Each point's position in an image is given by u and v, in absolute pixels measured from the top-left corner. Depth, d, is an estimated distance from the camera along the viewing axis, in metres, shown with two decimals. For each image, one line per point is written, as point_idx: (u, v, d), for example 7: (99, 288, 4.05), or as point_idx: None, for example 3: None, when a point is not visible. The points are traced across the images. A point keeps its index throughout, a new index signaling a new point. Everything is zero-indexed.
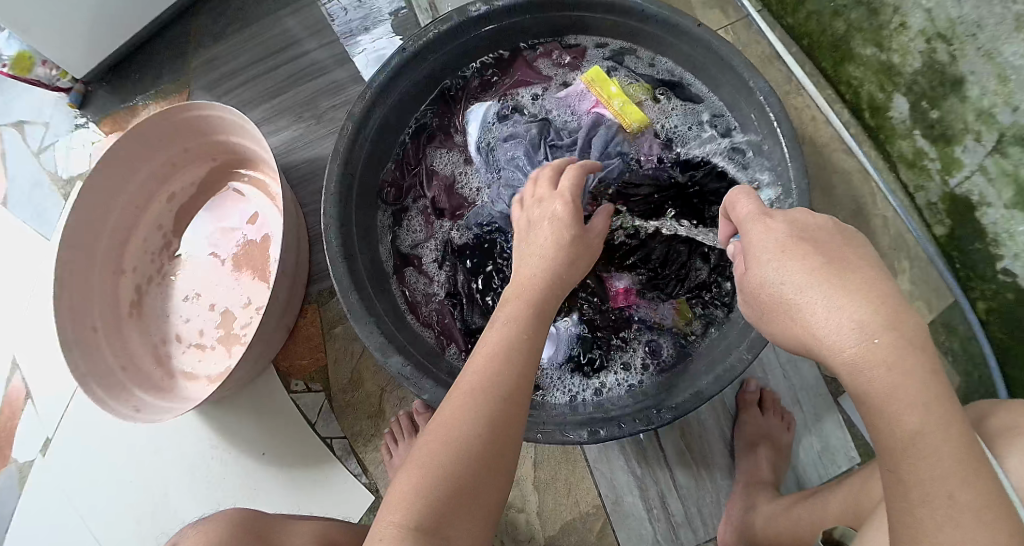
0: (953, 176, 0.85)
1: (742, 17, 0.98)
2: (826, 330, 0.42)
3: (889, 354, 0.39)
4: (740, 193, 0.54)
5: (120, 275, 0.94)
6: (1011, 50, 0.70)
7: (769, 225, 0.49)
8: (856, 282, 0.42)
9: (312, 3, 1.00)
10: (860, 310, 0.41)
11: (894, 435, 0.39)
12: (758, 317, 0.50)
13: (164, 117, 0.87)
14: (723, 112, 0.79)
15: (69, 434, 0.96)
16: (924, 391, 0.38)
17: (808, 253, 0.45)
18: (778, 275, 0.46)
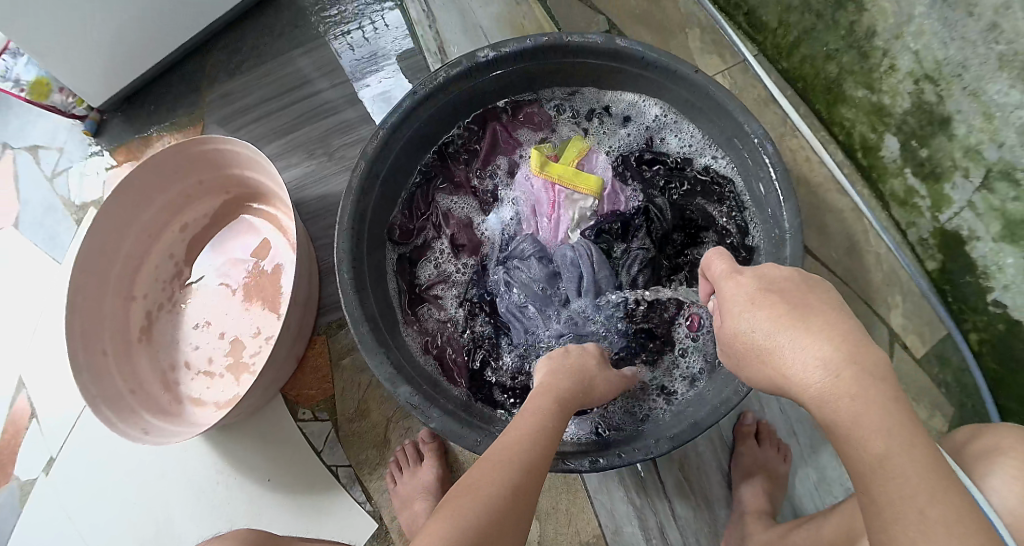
0: (942, 213, 0.87)
1: (739, 62, 1.00)
2: (795, 370, 0.48)
3: (852, 386, 0.44)
4: (714, 252, 0.62)
5: (131, 301, 0.96)
6: (994, 89, 0.73)
7: (739, 280, 0.56)
8: (818, 324, 0.48)
9: (325, 43, 1.04)
10: (823, 348, 0.46)
11: (863, 458, 0.43)
12: (737, 365, 0.57)
13: (181, 149, 0.90)
14: (720, 155, 0.82)
15: (75, 456, 0.97)
16: (885, 417, 0.43)
17: (775, 302, 0.52)
18: (750, 324, 0.52)
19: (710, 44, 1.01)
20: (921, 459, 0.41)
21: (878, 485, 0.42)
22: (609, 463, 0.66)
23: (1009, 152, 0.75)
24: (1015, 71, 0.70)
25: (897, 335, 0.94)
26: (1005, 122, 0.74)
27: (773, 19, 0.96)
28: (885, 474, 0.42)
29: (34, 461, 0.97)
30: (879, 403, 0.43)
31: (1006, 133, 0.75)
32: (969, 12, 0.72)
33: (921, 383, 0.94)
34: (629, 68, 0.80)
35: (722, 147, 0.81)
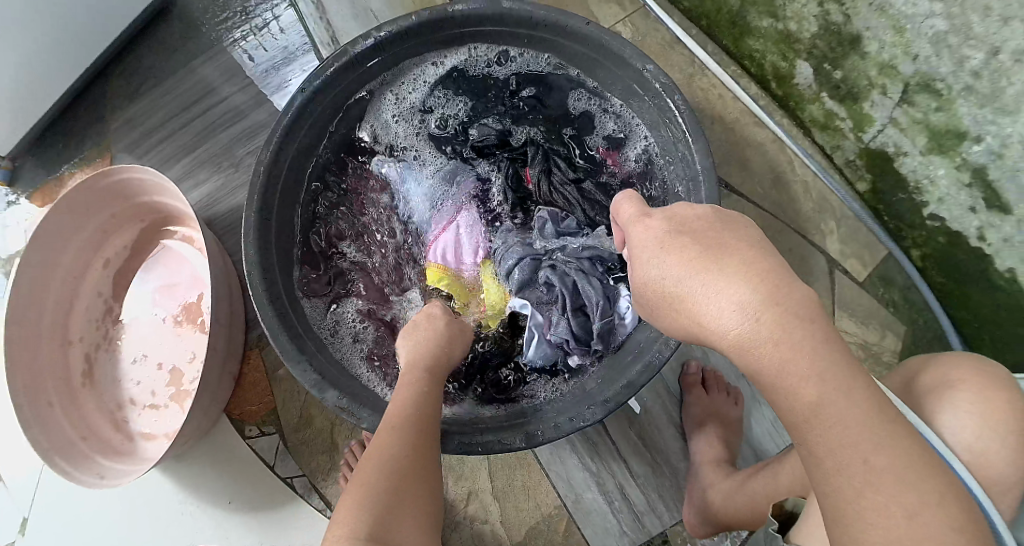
0: (866, 132, 0.87)
1: (638, 8, 0.98)
2: (711, 316, 0.46)
3: (772, 328, 0.42)
4: (625, 197, 0.60)
5: (68, 346, 0.94)
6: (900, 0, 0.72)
7: (650, 225, 0.54)
8: (729, 263, 0.46)
9: (222, 50, 1.01)
10: (739, 289, 0.44)
11: (798, 408, 0.42)
12: (653, 313, 0.55)
13: (86, 185, 0.87)
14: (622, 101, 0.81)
15: (43, 510, 0.96)
16: (815, 364, 0.41)
17: (685, 244, 0.50)
18: (660, 271, 0.51)
19: None
20: (860, 399, 0.41)
21: (815, 434, 0.41)
22: (548, 435, 0.66)
23: (925, 64, 0.74)
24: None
25: (837, 261, 0.94)
26: (917, 33, 0.73)
27: None
28: (820, 423, 0.41)
29: (6, 523, 0.96)
30: (805, 348, 0.41)
31: (920, 45, 0.73)
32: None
33: (869, 305, 0.93)
34: (499, 30, 0.79)
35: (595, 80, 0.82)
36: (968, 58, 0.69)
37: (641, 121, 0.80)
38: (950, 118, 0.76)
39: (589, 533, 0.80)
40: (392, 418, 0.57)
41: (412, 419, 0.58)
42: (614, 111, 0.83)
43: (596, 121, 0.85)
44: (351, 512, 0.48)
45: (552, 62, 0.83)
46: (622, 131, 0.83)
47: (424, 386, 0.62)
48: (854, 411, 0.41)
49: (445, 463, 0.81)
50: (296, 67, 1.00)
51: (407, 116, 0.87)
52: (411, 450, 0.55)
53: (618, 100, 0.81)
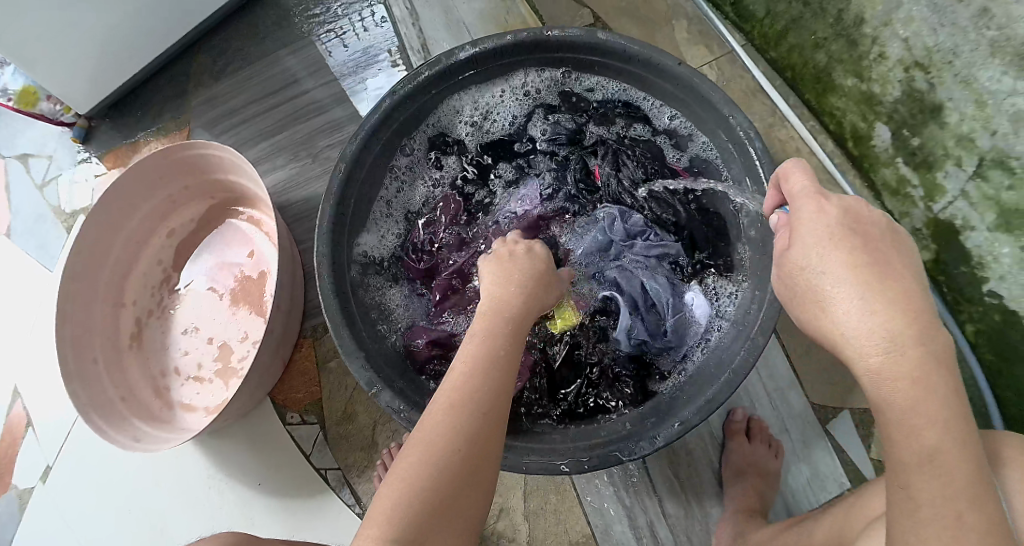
0: (936, 203, 0.86)
1: (726, 52, 0.99)
2: (852, 329, 0.42)
3: (914, 370, 0.40)
4: (796, 167, 0.51)
5: (120, 308, 0.96)
6: (986, 75, 0.72)
7: (823, 209, 0.47)
8: (894, 288, 0.42)
9: (309, 44, 1.04)
10: (894, 320, 0.41)
11: (909, 450, 0.40)
12: (785, 293, 0.50)
13: (163, 155, 0.89)
14: (696, 136, 0.81)
15: (67, 463, 0.97)
16: (942, 408, 0.40)
17: (853, 248, 0.44)
18: (820, 265, 0.45)
19: (697, 35, 1.00)
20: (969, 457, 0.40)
21: (921, 479, 0.40)
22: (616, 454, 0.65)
23: (1003, 139, 0.74)
24: (1008, 57, 0.69)
25: None
26: (998, 109, 0.73)
27: (761, 9, 0.94)
28: (930, 469, 0.40)
29: (31, 468, 0.98)
30: (940, 393, 0.40)
31: (999, 121, 0.74)
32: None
33: None
34: (591, 58, 0.79)
35: (664, 104, 0.81)
36: None
37: (715, 160, 0.80)
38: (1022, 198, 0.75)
39: None
40: (449, 389, 0.50)
41: (479, 395, 0.50)
42: (685, 135, 0.82)
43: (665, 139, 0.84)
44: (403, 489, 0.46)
45: (626, 88, 0.83)
46: (692, 155, 0.82)
47: (499, 347, 0.52)
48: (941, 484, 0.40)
49: None
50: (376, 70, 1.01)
51: (483, 114, 0.86)
52: (466, 441, 0.48)
53: (687, 122, 0.81)
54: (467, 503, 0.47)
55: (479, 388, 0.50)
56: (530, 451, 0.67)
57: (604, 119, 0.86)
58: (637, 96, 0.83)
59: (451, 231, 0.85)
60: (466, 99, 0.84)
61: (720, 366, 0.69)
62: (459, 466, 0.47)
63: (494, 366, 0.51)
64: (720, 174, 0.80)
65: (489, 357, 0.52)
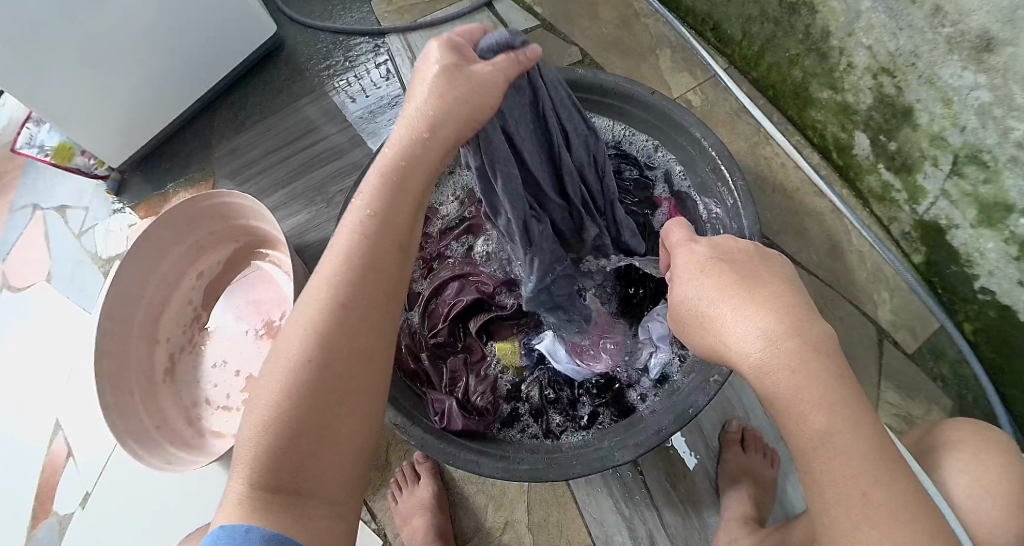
0: (919, 204, 0.87)
1: (710, 77, 1.03)
2: (732, 333, 0.46)
3: (793, 359, 0.43)
4: (674, 223, 0.60)
5: (154, 344, 1.04)
6: (947, 73, 0.72)
7: (694, 250, 0.54)
8: (764, 294, 0.47)
9: (324, 95, 1.13)
10: (765, 318, 0.45)
11: (803, 434, 0.43)
12: (681, 332, 0.54)
13: (190, 205, 0.99)
14: (674, 164, 0.85)
15: (108, 489, 1.06)
16: (828, 393, 0.42)
17: (722, 270, 0.50)
18: (694, 291, 0.50)
19: (681, 62, 1.04)
20: (863, 435, 0.42)
21: (820, 461, 0.43)
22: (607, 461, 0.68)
23: (972, 135, 0.74)
24: (966, 52, 0.68)
25: (887, 331, 0.94)
26: (964, 105, 0.72)
27: (737, 33, 0.98)
28: (824, 450, 0.43)
29: (73, 495, 1.06)
30: (821, 380, 0.42)
31: (966, 116, 0.73)
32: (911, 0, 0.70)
33: (916, 377, 0.93)
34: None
35: (641, 136, 0.86)
36: (1012, 129, 0.68)
37: (693, 185, 0.83)
38: (998, 191, 0.75)
39: None
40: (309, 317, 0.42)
41: (342, 322, 0.42)
42: (662, 165, 0.86)
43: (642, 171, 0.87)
44: (261, 438, 0.41)
45: (603, 124, 0.88)
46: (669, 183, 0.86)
47: (369, 256, 0.44)
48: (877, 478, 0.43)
49: (488, 491, 0.87)
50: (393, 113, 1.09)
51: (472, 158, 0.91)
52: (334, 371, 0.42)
53: (664, 151, 0.85)
54: (348, 427, 0.42)
55: (344, 314, 0.43)
56: (514, 462, 0.70)
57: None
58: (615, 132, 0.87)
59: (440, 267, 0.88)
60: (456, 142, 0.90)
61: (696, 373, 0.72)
62: (321, 402, 0.41)
63: (359, 288, 0.43)
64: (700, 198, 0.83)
65: (362, 257, 0.44)
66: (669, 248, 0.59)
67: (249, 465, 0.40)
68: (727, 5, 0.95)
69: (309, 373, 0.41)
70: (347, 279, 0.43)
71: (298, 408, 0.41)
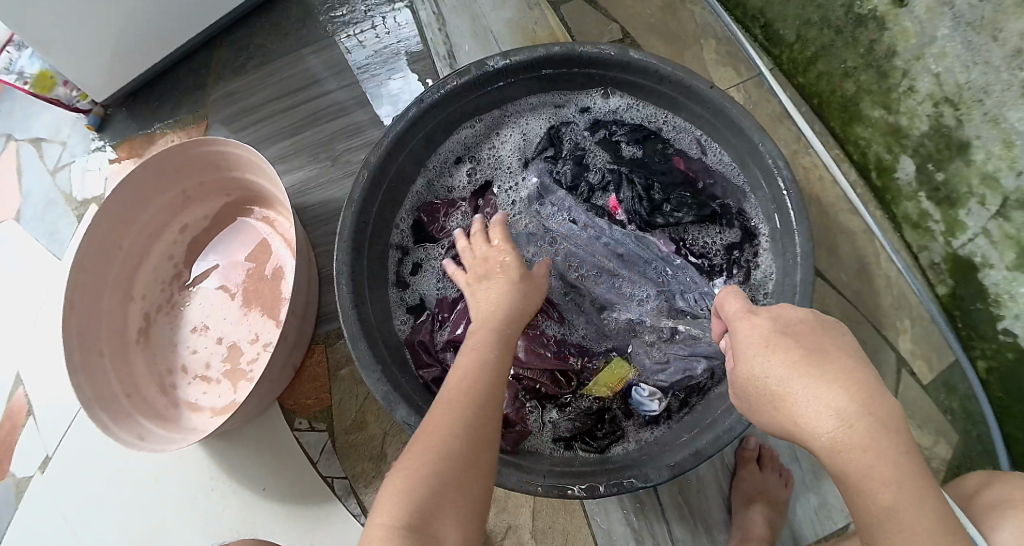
0: (956, 238, 0.85)
1: (754, 75, 0.99)
2: (806, 415, 0.44)
3: (866, 438, 0.41)
4: (726, 292, 0.57)
5: (129, 301, 0.95)
6: (1015, 115, 0.71)
7: (754, 321, 0.51)
8: (833, 371, 0.44)
9: (332, 44, 1.03)
10: (838, 397, 0.43)
11: (868, 509, 0.42)
12: (748, 408, 0.52)
13: (179, 150, 0.88)
14: (721, 157, 0.80)
15: (68, 455, 0.96)
16: (896, 470, 0.41)
17: (787, 346, 0.47)
18: (761, 368, 0.48)
19: (725, 56, 1.00)
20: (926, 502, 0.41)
21: (880, 532, 0.42)
22: (631, 482, 0.66)
23: None
24: None
25: (904, 360, 0.93)
26: None
27: (791, 34, 0.94)
28: (890, 526, 0.41)
29: (30, 457, 0.97)
30: (892, 458, 0.41)
31: None
32: (995, 36, 0.69)
33: (926, 409, 0.92)
34: (622, 77, 0.79)
35: (689, 125, 0.81)
36: None
37: (742, 181, 0.79)
38: None
39: None
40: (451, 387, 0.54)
41: (479, 387, 0.53)
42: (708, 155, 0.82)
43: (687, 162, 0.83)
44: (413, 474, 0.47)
45: (650, 108, 0.82)
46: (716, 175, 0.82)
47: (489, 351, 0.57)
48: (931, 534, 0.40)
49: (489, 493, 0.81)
50: (396, 73, 1.00)
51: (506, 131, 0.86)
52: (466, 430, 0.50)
53: (712, 141, 0.80)
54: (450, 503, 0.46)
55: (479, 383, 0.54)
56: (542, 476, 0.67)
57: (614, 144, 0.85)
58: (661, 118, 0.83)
59: (465, 244, 0.83)
60: (489, 115, 0.84)
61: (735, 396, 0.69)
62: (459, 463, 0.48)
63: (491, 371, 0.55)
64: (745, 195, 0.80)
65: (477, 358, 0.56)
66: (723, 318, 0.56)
67: (391, 514, 0.45)
68: (785, 4, 0.92)
69: (463, 438, 0.49)
70: (481, 359, 0.56)
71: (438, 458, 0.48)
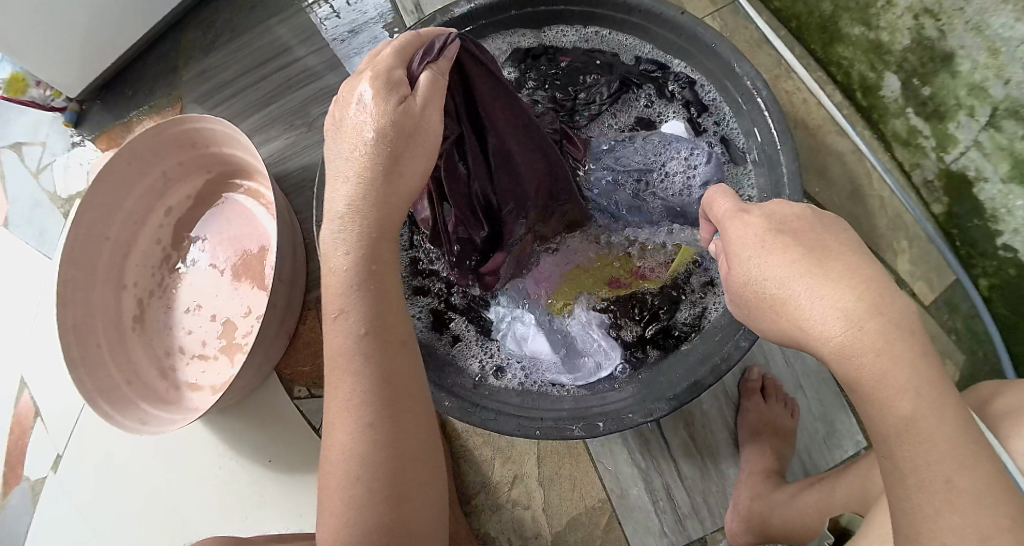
0: (948, 153, 0.84)
1: (729, 4, 0.97)
2: (809, 314, 0.41)
3: (877, 339, 0.38)
4: (716, 192, 0.53)
5: (122, 290, 0.94)
6: (998, 22, 0.70)
7: (748, 222, 0.47)
8: (837, 270, 0.41)
9: (300, 11, 1.01)
10: (843, 295, 0.40)
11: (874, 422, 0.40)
12: (745, 314, 0.49)
13: (155, 133, 0.88)
14: (696, 82, 0.79)
15: (77, 450, 0.97)
16: (914, 376, 0.38)
17: (788, 246, 0.44)
18: (759, 272, 0.45)
19: None
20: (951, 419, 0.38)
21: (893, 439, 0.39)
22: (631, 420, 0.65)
23: (1017, 88, 0.71)
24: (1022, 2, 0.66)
25: (904, 281, 0.91)
26: (1012, 58, 0.70)
27: None
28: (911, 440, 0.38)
29: (41, 457, 0.97)
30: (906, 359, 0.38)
31: (1013, 69, 0.71)
32: None
33: (930, 331, 0.90)
34: (589, 10, 0.78)
35: (658, 50, 0.79)
36: None
37: (718, 102, 0.78)
38: None
39: (630, 530, 0.79)
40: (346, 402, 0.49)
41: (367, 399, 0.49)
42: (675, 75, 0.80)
43: (648, 75, 0.81)
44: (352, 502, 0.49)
45: (617, 41, 0.81)
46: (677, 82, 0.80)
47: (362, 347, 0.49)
48: (944, 414, 0.37)
49: (494, 444, 0.81)
50: (368, 38, 0.99)
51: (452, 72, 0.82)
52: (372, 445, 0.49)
53: (682, 67, 0.79)
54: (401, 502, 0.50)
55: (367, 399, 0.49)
56: (550, 420, 0.67)
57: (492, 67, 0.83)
58: (628, 43, 0.81)
59: None
60: None
61: (733, 321, 0.68)
62: (380, 477, 0.49)
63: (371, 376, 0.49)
64: (715, 110, 0.78)
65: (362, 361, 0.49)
66: (714, 222, 0.52)
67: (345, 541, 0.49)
68: None
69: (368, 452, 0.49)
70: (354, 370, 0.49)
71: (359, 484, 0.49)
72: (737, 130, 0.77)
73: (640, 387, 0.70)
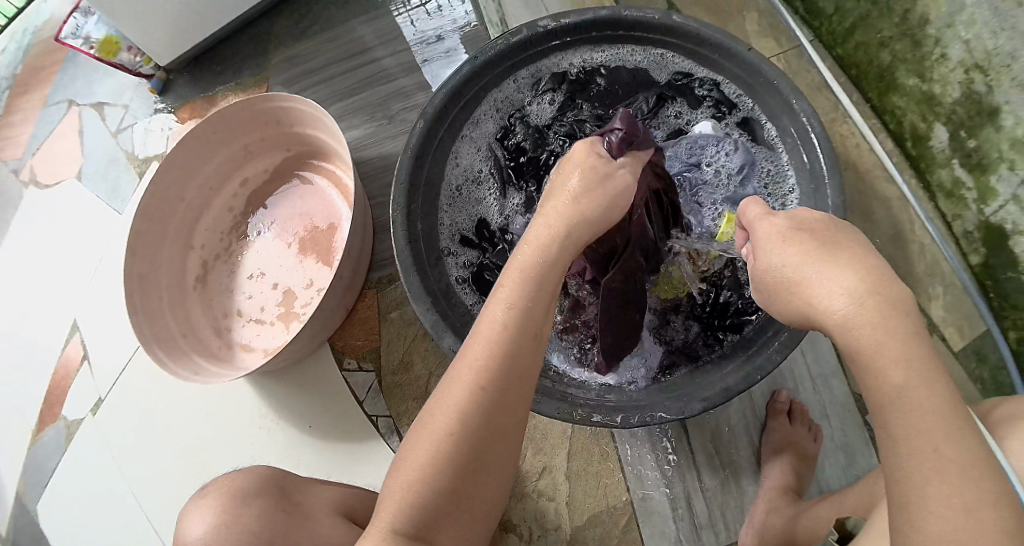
0: (988, 206, 0.86)
1: (794, 46, 1.02)
2: (823, 296, 0.44)
3: (875, 314, 0.41)
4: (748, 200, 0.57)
5: (188, 250, 1.00)
6: None
7: (774, 222, 0.52)
8: (845, 257, 0.45)
9: (387, 14, 1.07)
10: (848, 278, 0.43)
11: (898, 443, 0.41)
12: (771, 305, 0.52)
13: (246, 105, 0.94)
14: (750, 114, 0.82)
15: (120, 393, 1.02)
16: (906, 377, 0.40)
17: (805, 240, 0.48)
18: (779, 261, 0.49)
19: (767, 27, 1.03)
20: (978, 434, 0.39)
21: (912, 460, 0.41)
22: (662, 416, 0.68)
23: None
24: None
25: (936, 327, 0.94)
26: None
27: (830, 6, 0.97)
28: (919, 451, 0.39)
29: (82, 399, 1.03)
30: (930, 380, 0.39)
31: None
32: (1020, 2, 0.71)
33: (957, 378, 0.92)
34: (662, 38, 0.82)
35: (718, 81, 0.83)
36: None
37: (770, 132, 0.81)
38: None
39: (646, 534, 0.81)
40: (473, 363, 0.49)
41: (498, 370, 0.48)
42: (729, 103, 0.83)
43: (697, 96, 0.85)
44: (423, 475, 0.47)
45: (676, 69, 0.85)
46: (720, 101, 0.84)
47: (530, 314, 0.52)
48: (971, 438, 0.39)
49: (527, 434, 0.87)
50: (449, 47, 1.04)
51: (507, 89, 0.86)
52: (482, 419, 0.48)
53: (740, 98, 0.82)
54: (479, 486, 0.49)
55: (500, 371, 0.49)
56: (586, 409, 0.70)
57: (538, 90, 0.87)
58: (688, 68, 0.84)
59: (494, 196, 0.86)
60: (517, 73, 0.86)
61: (772, 338, 0.71)
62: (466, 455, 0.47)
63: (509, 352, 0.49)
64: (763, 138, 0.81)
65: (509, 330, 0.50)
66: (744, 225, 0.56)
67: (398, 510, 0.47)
68: None
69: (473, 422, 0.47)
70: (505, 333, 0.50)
71: (447, 453, 0.47)
72: (784, 157, 0.80)
73: (673, 388, 0.73)
